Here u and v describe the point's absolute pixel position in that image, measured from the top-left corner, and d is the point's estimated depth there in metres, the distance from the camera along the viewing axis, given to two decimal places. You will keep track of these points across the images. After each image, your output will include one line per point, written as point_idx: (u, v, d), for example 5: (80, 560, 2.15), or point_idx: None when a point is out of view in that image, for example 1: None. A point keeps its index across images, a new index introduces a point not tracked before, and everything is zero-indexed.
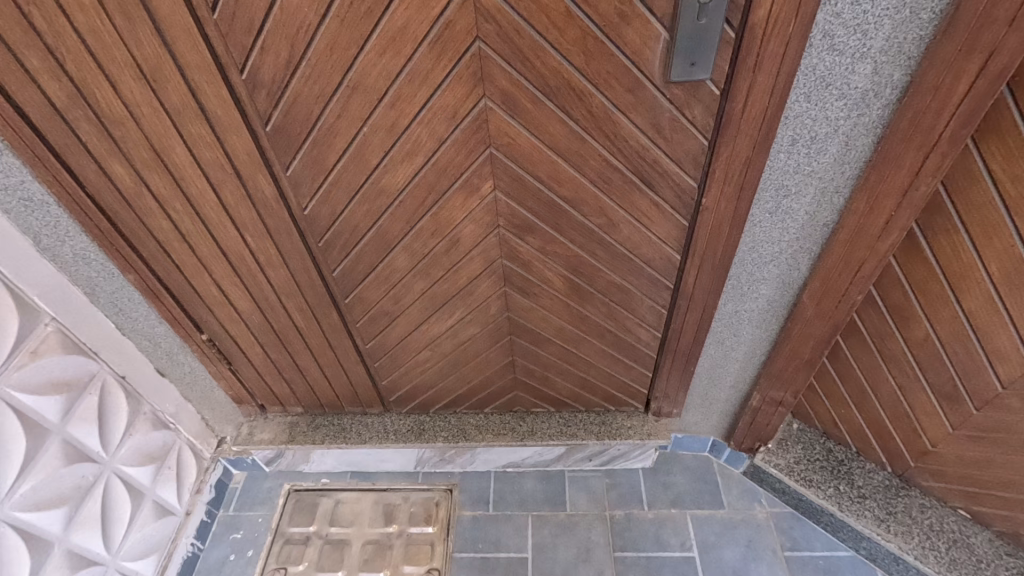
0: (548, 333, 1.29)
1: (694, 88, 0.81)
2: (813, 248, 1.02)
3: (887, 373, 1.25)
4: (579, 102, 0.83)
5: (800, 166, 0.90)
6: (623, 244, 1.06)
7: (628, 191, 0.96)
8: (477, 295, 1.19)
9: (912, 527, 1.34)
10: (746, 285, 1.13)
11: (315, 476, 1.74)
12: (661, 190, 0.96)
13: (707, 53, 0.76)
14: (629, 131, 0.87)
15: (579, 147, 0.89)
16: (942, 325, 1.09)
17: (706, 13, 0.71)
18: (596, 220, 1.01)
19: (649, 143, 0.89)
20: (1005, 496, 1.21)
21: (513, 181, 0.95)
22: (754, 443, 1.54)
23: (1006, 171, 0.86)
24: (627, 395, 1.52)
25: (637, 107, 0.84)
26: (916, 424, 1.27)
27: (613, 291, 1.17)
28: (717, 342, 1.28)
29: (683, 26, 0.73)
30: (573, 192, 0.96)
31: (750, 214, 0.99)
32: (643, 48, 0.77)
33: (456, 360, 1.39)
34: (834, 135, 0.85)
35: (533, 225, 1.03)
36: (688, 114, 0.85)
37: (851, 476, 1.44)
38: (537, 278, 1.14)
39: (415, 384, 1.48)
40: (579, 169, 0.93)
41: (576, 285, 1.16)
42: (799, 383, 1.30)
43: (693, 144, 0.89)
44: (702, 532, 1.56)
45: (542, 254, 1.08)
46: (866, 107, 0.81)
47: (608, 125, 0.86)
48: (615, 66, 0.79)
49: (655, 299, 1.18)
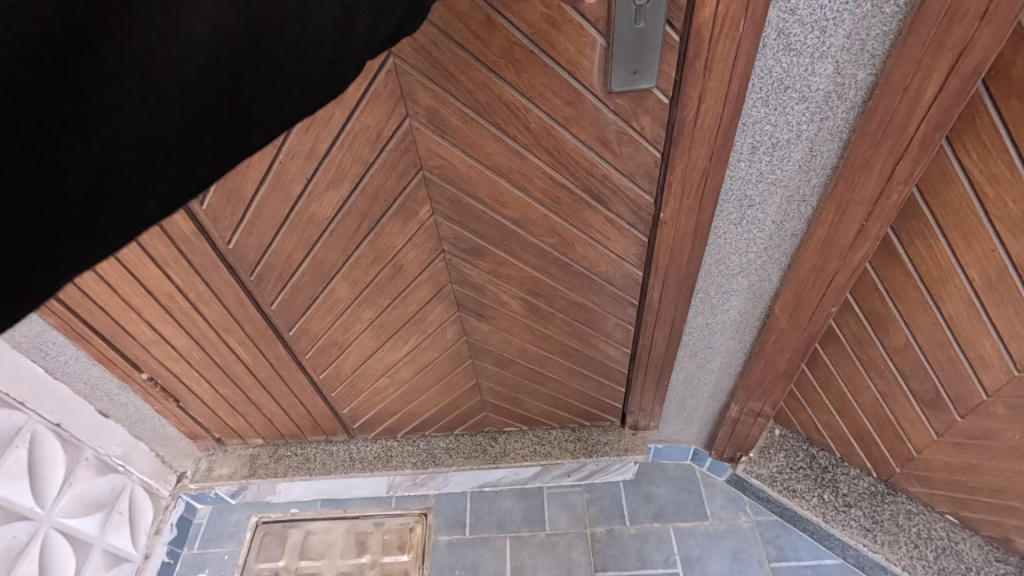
0: (511, 354, 1.23)
1: (639, 97, 0.74)
2: (783, 257, 0.96)
3: (867, 379, 1.18)
4: (514, 117, 0.76)
5: (762, 174, 0.83)
6: (581, 262, 0.99)
7: (580, 208, 0.89)
8: (430, 321, 1.12)
9: (899, 536, 1.30)
10: (715, 297, 1.06)
11: (284, 506, 1.66)
12: (614, 206, 0.89)
13: (652, 59, 0.69)
14: (573, 145, 0.80)
15: (520, 164, 0.82)
16: (922, 331, 1.02)
17: (643, 17, 0.65)
18: (549, 240, 0.94)
19: (596, 158, 0.82)
20: (994, 502, 1.16)
21: (453, 205, 0.88)
22: (735, 453, 1.48)
23: (983, 172, 0.79)
24: (601, 409, 1.46)
25: (578, 121, 0.77)
26: (900, 430, 1.21)
27: (575, 310, 1.10)
28: (690, 354, 1.21)
29: (621, 31, 0.66)
30: (520, 213, 0.89)
31: (713, 226, 0.91)
32: (579, 57, 0.70)
33: (418, 385, 1.32)
34: (796, 141, 0.78)
35: (481, 248, 0.95)
36: (636, 125, 0.77)
37: (836, 484, 1.39)
38: (492, 300, 1.08)
39: (377, 411, 1.40)
40: (523, 189, 0.86)
41: (534, 306, 1.09)
42: (777, 393, 1.23)
43: (646, 156, 0.81)
44: (686, 546, 1.50)
45: (495, 277, 1.02)
46: (829, 111, 0.73)
47: (549, 141, 0.79)
48: (551, 77, 0.72)
49: (620, 316, 1.12)
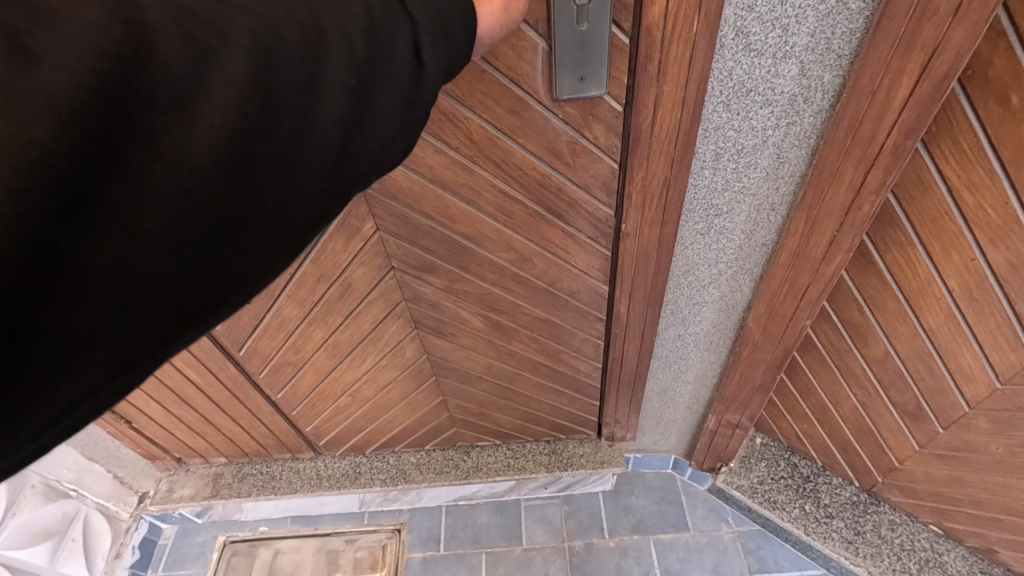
0: (477, 370, 1.20)
1: (589, 104, 0.69)
2: (754, 268, 0.90)
3: (847, 389, 1.14)
4: (454, 127, 0.72)
5: (728, 183, 0.77)
6: (540, 278, 0.95)
7: (536, 221, 0.85)
8: (385, 340, 1.09)
9: (881, 547, 1.27)
10: (686, 308, 1.01)
11: (252, 525, 1.60)
12: (573, 220, 0.84)
13: (599, 65, 0.64)
14: (520, 156, 0.75)
15: (466, 177, 0.78)
16: (902, 342, 0.97)
17: (585, 18, 0.60)
18: (505, 255, 0.91)
19: (548, 169, 0.77)
20: (976, 513, 1.12)
21: (398, 220, 0.84)
22: (715, 463, 1.44)
23: (961, 178, 0.74)
24: (574, 422, 1.40)
25: (524, 131, 0.72)
26: (881, 440, 1.17)
27: (540, 326, 1.06)
28: (664, 365, 1.16)
29: (562, 34, 0.61)
30: (471, 227, 0.85)
31: (679, 236, 0.86)
32: (519, 62, 0.65)
33: (383, 402, 1.27)
34: (762, 148, 0.72)
35: (433, 265, 0.92)
36: (589, 134, 0.72)
37: (818, 494, 1.34)
38: (450, 317, 1.04)
39: (341, 429, 1.35)
40: (473, 203, 0.82)
41: (496, 321, 1.05)
42: (754, 406, 1.18)
43: (600, 166, 0.76)
44: (665, 559, 1.46)
45: (450, 293, 0.98)
46: (795, 115, 0.68)
47: (495, 153, 0.75)
48: (489, 84, 0.67)
49: (588, 331, 1.07)
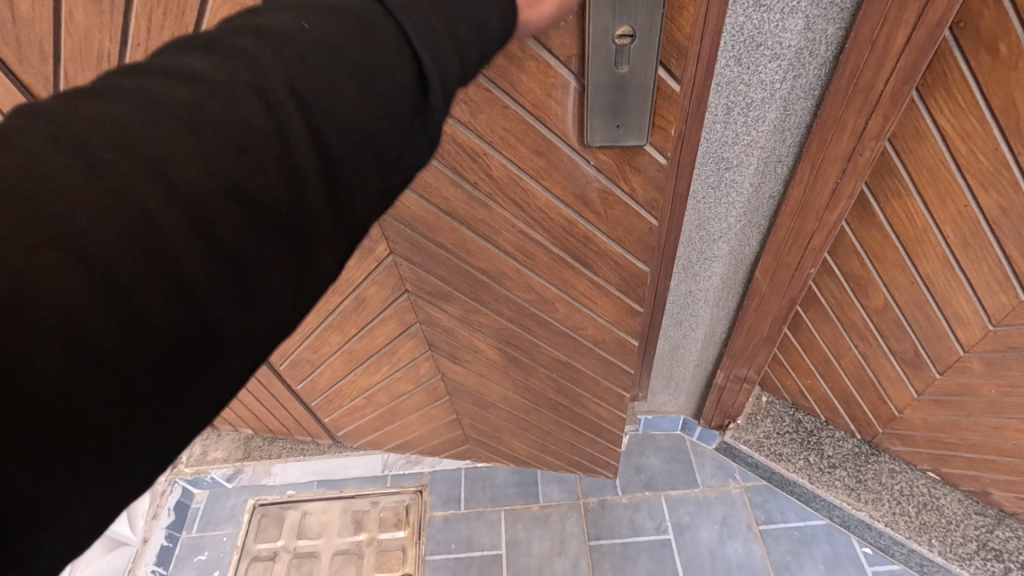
0: (492, 398, 1.27)
1: (625, 152, 0.73)
2: (761, 220, 0.96)
3: (849, 342, 1.20)
4: (473, 162, 0.76)
5: (738, 136, 0.83)
6: (563, 322, 1.02)
7: (557, 266, 0.91)
8: (401, 353, 1.18)
9: (881, 494, 1.33)
10: (697, 263, 1.07)
11: (279, 488, 1.68)
12: (600, 268, 0.90)
13: (640, 109, 0.67)
14: (541, 198, 0.80)
15: (485, 214, 0.83)
16: (900, 291, 1.04)
17: (625, 61, 0.61)
18: (524, 295, 0.97)
19: (575, 216, 0.83)
20: (971, 457, 1.19)
21: (411, 245, 0.90)
22: (723, 421, 1.50)
23: (955, 128, 0.80)
24: (596, 463, 1.49)
25: (551, 173, 0.77)
26: (882, 392, 1.23)
27: (558, 367, 1.14)
28: (675, 322, 1.23)
29: (599, 76, 0.63)
30: (488, 263, 0.91)
31: (691, 189, 0.92)
32: (546, 99, 0.68)
33: (397, 408, 1.36)
34: (770, 101, 0.78)
35: (449, 294, 0.99)
36: (623, 185, 0.78)
37: (822, 446, 1.41)
38: (466, 346, 1.12)
39: (359, 425, 1.44)
40: (490, 240, 0.87)
41: (512, 356, 1.12)
42: (761, 360, 1.25)
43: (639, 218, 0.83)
44: (676, 513, 1.53)
45: (464, 321, 1.05)
46: (802, 68, 0.74)
47: (516, 191, 0.79)
48: (512, 120, 0.70)
49: (613, 382, 1.15)
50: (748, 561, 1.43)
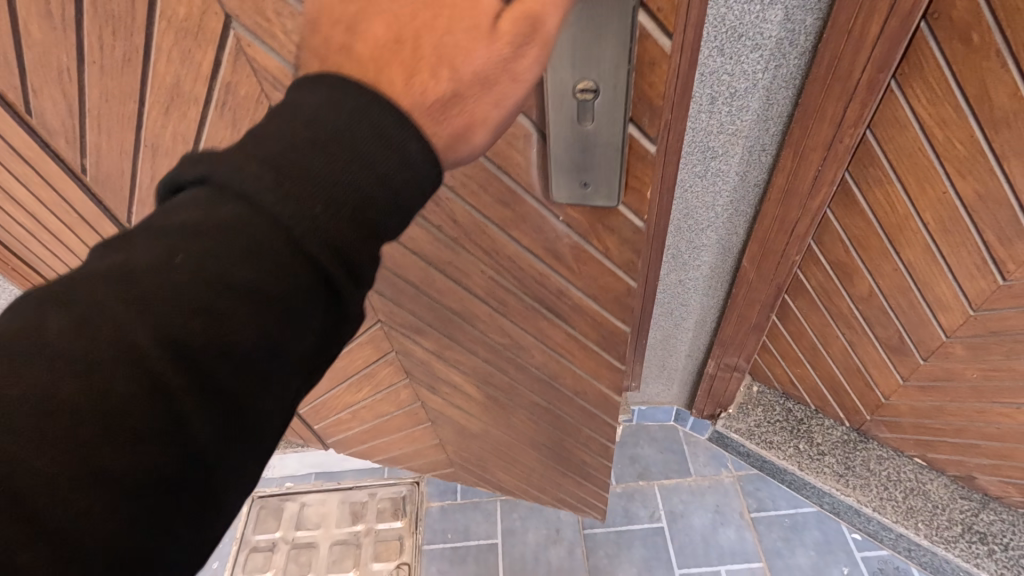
0: (474, 428, 1.26)
1: (596, 210, 0.69)
2: (747, 209, 0.99)
3: (836, 330, 1.22)
4: (438, 207, 0.73)
5: (723, 126, 0.86)
6: (540, 368, 1.00)
7: (531, 315, 0.88)
8: (381, 377, 1.16)
9: (869, 479, 1.35)
10: (687, 252, 1.10)
11: (278, 480, 1.69)
12: (576, 323, 0.88)
13: (606, 165, 0.61)
14: (511, 249, 0.77)
15: (454, 257, 0.80)
16: (884, 278, 1.06)
17: (591, 116, 0.56)
18: (500, 338, 0.95)
19: (547, 269, 0.79)
20: (957, 442, 1.22)
21: (389, 284, 0.89)
22: (714, 410, 1.52)
23: (932, 115, 0.82)
24: (584, 503, 1.45)
25: (521, 226, 0.73)
26: (869, 379, 1.26)
27: (540, 412, 1.12)
28: (666, 312, 1.25)
29: (563, 129, 0.58)
30: (461, 304, 0.89)
31: (678, 179, 0.94)
32: (509, 151, 0.64)
33: (383, 425, 1.35)
34: (753, 91, 0.80)
35: (422, 327, 0.97)
36: (594, 242, 0.74)
37: (811, 434, 1.43)
38: (444, 379, 1.11)
39: (348, 433, 1.42)
40: (461, 282, 0.84)
41: (490, 394, 1.11)
42: (750, 347, 1.28)
43: (611, 279, 0.79)
44: (670, 502, 1.56)
45: (440, 355, 1.04)
46: (782, 57, 0.76)
47: (484, 240, 0.77)
48: (480, 169, 0.67)
49: (594, 429, 1.13)
50: (740, 548, 1.46)
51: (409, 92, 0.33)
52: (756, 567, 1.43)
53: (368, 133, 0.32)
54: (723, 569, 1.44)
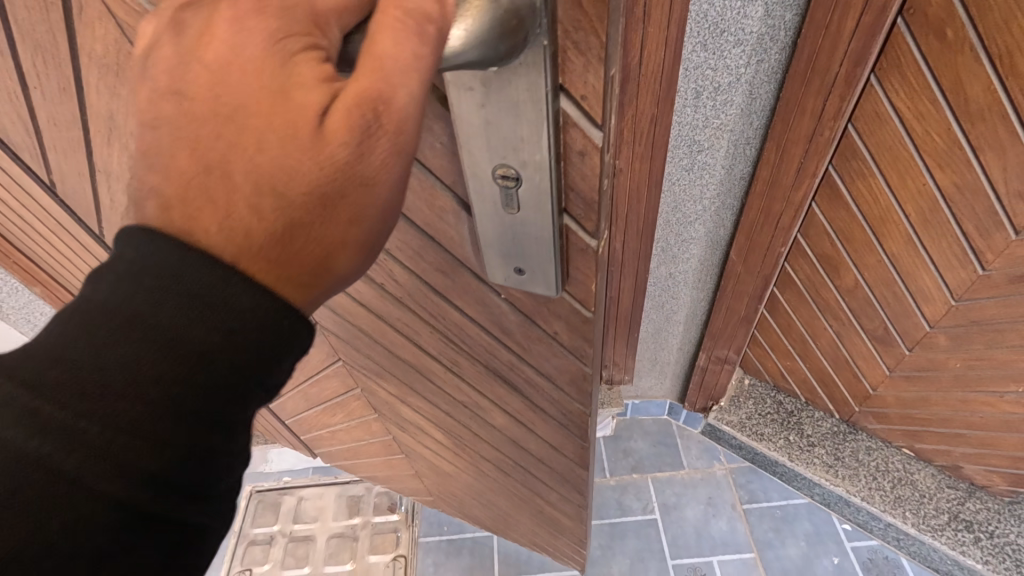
0: (448, 467, 1.13)
1: (544, 298, 0.49)
2: (734, 202, 1.01)
3: (824, 322, 1.24)
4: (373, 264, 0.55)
5: (708, 119, 0.88)
6: (501, 429, 0.83)
7: (490, 382, 0.70)
8: (352, 408, 1.06)
9: (858, 470, 1.38)
10: (676, 245, 1.12)
11: (275, 475, 1.70)
12: (540, 402, 0.69)
13: (543, 253, 0.42)
14: (459, 321, 0.59)
15: (401, 315, 0.63)
16: (869, 270, 1.08)
17: (515, 201, 0.37)
18: (460, 397, 0.78)
19: (501, 346, 0.60)
20: (943, 432, 1.24)
21: (339, 324, 0.74)
22: (706, 403, 1.54)
23: (911, 108, 0.84)
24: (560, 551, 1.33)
25: (465, 297, 0.54)
26: (856, 369, 1.28)
27: (513, 469, 0.97)
28: (657, 305, 1.28)
29: (483, 209, 0.39)
30: (415, 359, 0.72)
31: (666, 172, 0.97)
32: (436, 219, 0.45)
33: (362, 448, 1.25)
34: (737, 85, 0.83)
35: (382, 372, 0.83)
36: (546, 327, 0.53)
37: (802, 426, 1.45)
38: (410, 421, 0.98)
39: (333, 449, 1.35)
40: (410, 338, 0.68)
41: (457, 442, 0.97)
42: (740, 340, 1.30)
43: (565, 361, 0.58)
44: (663, 494, 1.58)
45: (403, 399, 0.89)
46: (764, 52, 0.79)
47: (426, 303, 0.58)
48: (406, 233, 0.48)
49: (566, 494, 0.96)
50: (732, 539, 1.48)
51: (229, 239, 0.26)
52: (748, 557, 1.45)
53: (177, 313, 0.26)
54: (715, 560, 1.46)
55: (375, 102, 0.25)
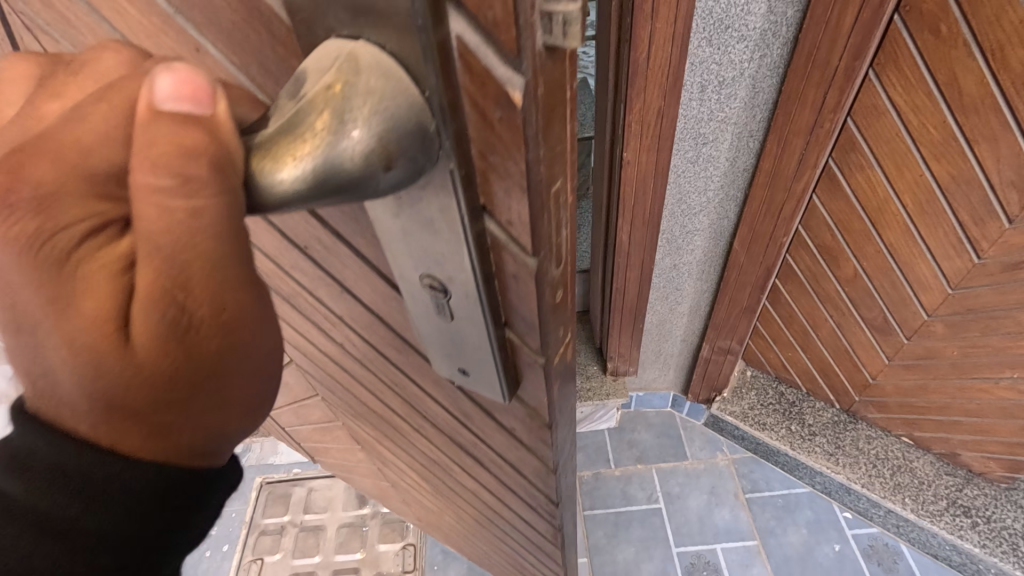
0: (429, 502, 1.12)
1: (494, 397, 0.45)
2: (737, 194, 1.05)
3: (824, 312, 1.27)
4: (339, 331, 0.56)
5: (713, 112, 0.92)
6: (471, 489, 0.80)
7: (458, 450, 0.68)
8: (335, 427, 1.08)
9: (859, 458, 1.41)
10: (680, 237, 1.15)
11: (285, 467, 1.73)
12: (507, 478, 0.67)
13: (484, 361, 0.37)
14: (419, 393, 0.57)
15: (370, 376, 0.63)
16: (868, 260, 1.12)
17: (449, 313, 0.34)
18: (432, 454, 0.76)
19: (461, 424, 0.58)
20: (941, 419, 1.27)
21: (320, 367, 0.75)
22: (709, 394, 1.57)
23: (908, 101, 0.87)
24: None
25: (421, 377, 0.52)
26: (856, 358, 1.31)
27: (486, 520, 0.95)
28: (661, 296, 1.31)
29: (420, 312, 0.36)
30: (385, 411, 0.72)
31: (672, 164, 1.00)
32: (385, 306, 0.42)
33: (354, 462, 1.26)
34: (740, 79, 0.87)
35: (362, 413, 0.83)
36: (501, 420, 0.50)
37: (803, 416, 1.49)
38: (392, 460, 0.97)
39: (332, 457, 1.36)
40: (380, 395, 0.67)
41: (435, 487, 0.95)
42: (742, 330, 1.33)
43: (522, 452, 0.55)
44: (666, 484, 1.61)
45: (381, 439, 0.89)
46: (767, 47, 0.82)
47: (389, 373, 0.58)
48: (361, 312, 0.47)
49: (533, 549, 0.94)
50: (735, 527, 1.51)
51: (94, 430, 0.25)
52: (750, 544, 1.48)
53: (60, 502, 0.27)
54: (719, 547, 1.49)
55: (179, 282, 0.22)
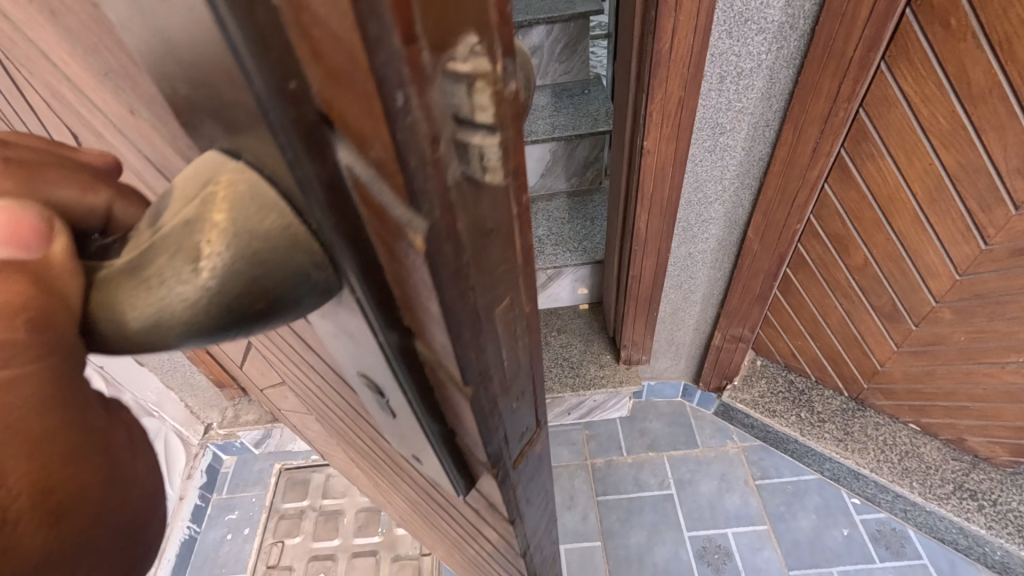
0: (415, 526, 1.13)
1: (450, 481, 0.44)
2: (752, 182, 1.09)
3: (834, 301, 1.31)
4: (314, 384, 0.56)
5: (731, 103, 0.96)
6: (450, 531, 0.81)
7: (431, 502, 0.68)
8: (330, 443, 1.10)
9: (868, 444, 1.44)
10: (696, 226, 1.19)
11: (304, 454, 1.79)
12: (476, 536, 0.67)
13: (429, 453, 0.37)
14: (387, 453, 0.57)
15: (345, 425, 0.63)
16: (878, 248, 1.16)
17: (391, 406, 0.34)
18: (411, 497, 0.77)
19: (426, 489, 0.58)
20: (947, 405, 1.31)
21: (308, 399, 0.75)
22: (720, 382, 1.61)
23: (918, 92, 0.92)
24: None
25: (386, 444, 0.52)
26: (865, 346, 1.34)
27: (465, 556, 0.96)
28: (676, 285, 1.34)
29: (370, 399, 0.36)
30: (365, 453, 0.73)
31: (690, 153, 1.04)
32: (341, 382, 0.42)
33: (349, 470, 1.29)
34: (758, 70, 0.91)
35: (349, 446, 0.84)
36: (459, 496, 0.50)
37: (812, 404, 1.52)
38: (378, 486, 1.00)
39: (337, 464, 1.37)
40: (360, 441, 0.68)
41: (418, 519, 0.97)
42: (754, 318, 1.37)
43: (485, 520, 0.55)
44: (677, 470, 1.64)
45: (367, 469, 0.90)
46: (784, 39, 0.86)
47: (360, 428, 0.57)
48: (326, 379, 0.47)
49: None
50: (745, 512, 1.54)
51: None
52: (761, 529, 1.51)
53: None
54: (729, 531, 1.51)
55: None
